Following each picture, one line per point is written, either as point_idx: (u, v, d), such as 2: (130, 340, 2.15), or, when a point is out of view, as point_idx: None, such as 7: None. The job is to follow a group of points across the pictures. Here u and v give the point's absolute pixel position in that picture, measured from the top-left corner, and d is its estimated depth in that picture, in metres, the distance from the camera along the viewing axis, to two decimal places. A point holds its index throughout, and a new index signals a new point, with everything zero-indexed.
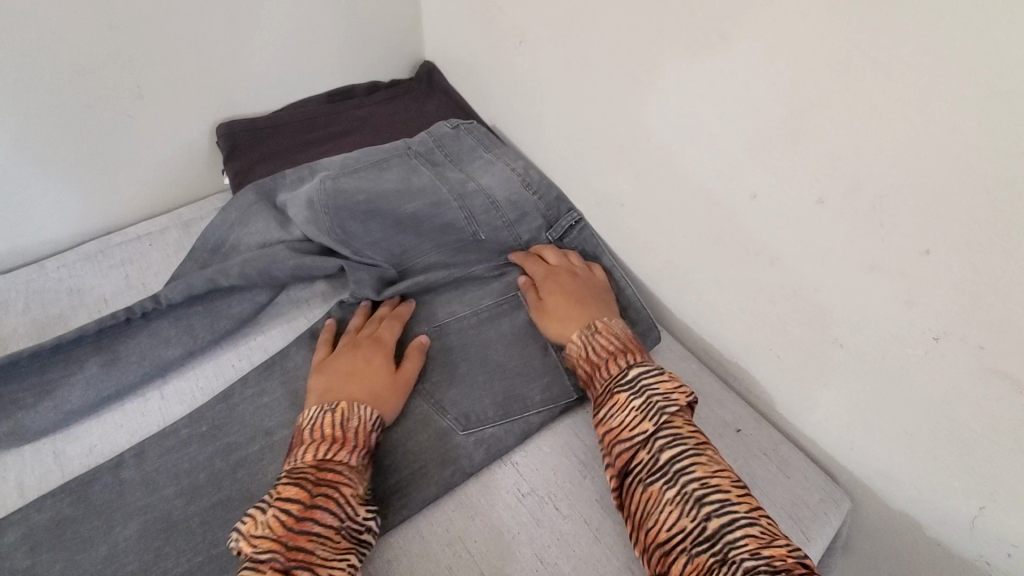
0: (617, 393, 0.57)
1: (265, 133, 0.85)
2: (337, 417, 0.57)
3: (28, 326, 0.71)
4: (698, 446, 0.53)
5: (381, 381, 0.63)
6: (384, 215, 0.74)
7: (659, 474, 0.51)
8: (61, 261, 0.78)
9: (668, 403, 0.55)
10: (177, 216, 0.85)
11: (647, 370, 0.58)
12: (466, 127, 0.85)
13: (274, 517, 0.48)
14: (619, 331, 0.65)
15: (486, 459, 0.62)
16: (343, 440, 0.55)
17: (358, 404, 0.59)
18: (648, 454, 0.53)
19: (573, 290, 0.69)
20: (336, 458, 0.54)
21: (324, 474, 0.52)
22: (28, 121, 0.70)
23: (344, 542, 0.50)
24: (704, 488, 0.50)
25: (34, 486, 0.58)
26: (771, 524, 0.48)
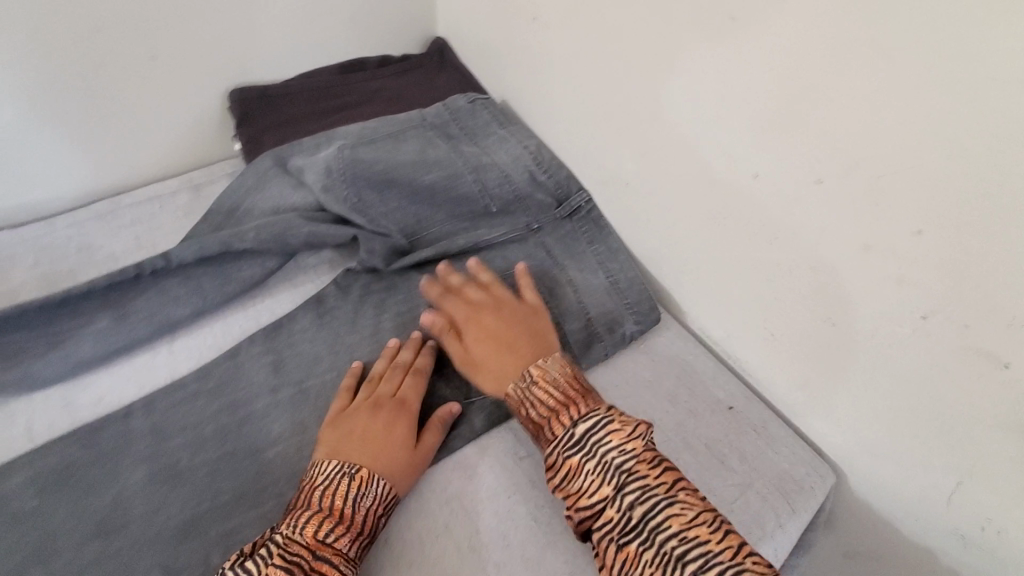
0: (568, 458, 0.54)
1: (277, 100, 0.86)
2: (352, 490, 0.53)
3: (38, 280, 0.72)
4: (669, 498, 0.50)
5: (401, 453, 0.58)
6: (400, 186, 0.75)
7: (632, 534, 0.50)
8: (71, 219, 0.78)
9: (623, 459, 0.52)
10: (186, 180, 0.86)
11: (596, 423, 0.54)
12: (481, 102, 0.85)
13: None
14: (556, 375, 0.60)
15: (486, 424, 0.65)
16: (349, 526, 0.51)
17: (376, 480, 0.54)
18: (618, 513, 0.51)
19: (501, 333, 0.66)
20: (335, 543, 0.50)
21: (318, 563, 0.48)
22: (42, 78, 0.71)
23: None
24: (682, 545, 0.48)
25: (44, 431, 0.60)
26: (756, 561, 0.47)
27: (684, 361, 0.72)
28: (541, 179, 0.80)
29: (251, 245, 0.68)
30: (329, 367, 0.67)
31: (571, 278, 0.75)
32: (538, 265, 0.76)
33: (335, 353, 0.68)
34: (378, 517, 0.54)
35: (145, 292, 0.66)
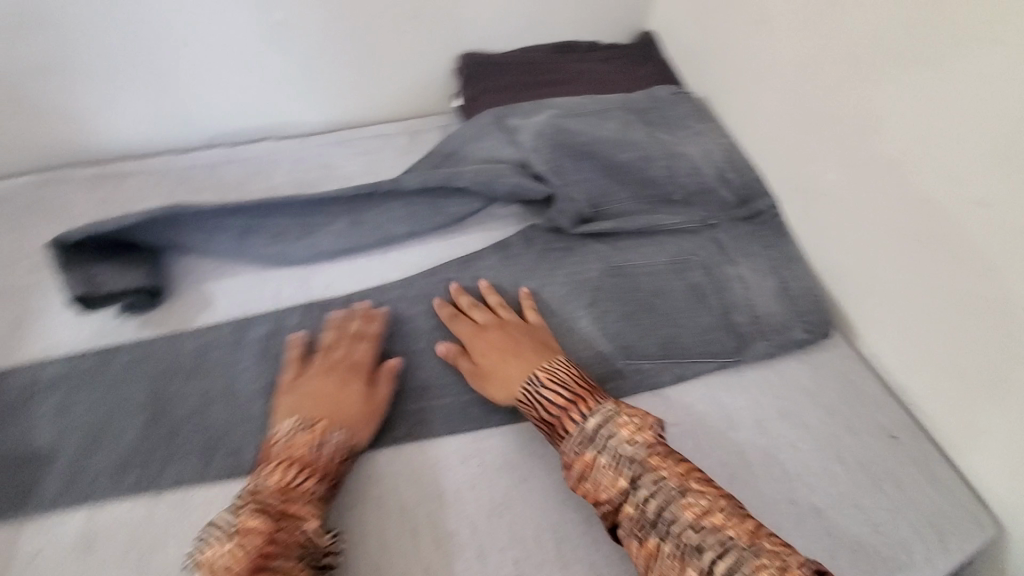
0: (584, 453, 0.57)
1: (498, 68, 0.96)
2: (310, 440, 0.58)
3: (292, 184, 0.91)
4: (681, 488, 0.53)
5: (357, 406, 0.62)
6: (598, 159, 0.81)
7: (651, 528, 0.52)
8: (320, 140, 0.96)
9: (634, 450, 0.55)
10: (407, 126, 1.00)
11: (605, 417, 0.58)
12: (684, 96, 0.89)
13: (235, 548, 0.49)
14: (561, 373, 0.63)
15: (641, 386, 0.68)
16: (314, 470, 0.56)
17: (335, 430, 0.59)
18: (636, 509, 0.53)
19: (507, 343, 0.67)
20: (302, 486, 0.55)
21: (287, 504, 0.53)
22: (331, 21, 0.88)
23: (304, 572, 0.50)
24: (699, 535, 0.50)
25: (288, 298, 0.75)
26: (776, 546, 0.49)
27: (845, 379, 0.71)
28: (730, 178, 0.83)
29: (466, 184, 0.78)
30: (509, 303, 0.76)
31: (741, 276, 0.78)
32: (708, 258, 0.80)
33: (515, 293, 0.77)
34: (339, 460, 0.59)
35: (374, 207, 0.79)
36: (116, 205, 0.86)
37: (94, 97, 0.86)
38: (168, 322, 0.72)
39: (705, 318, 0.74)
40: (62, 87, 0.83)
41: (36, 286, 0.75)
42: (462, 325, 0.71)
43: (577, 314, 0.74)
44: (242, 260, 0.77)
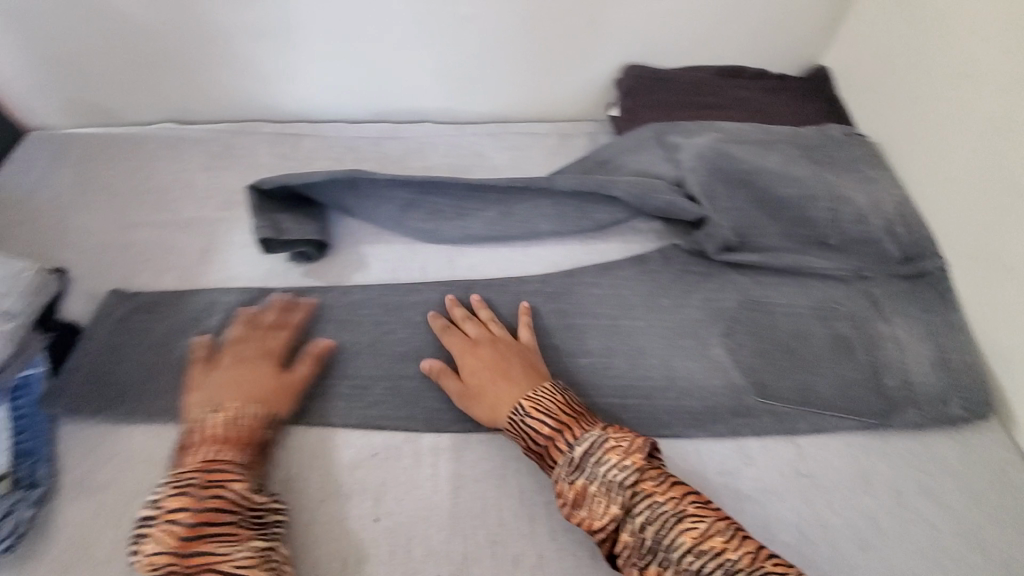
0: (574, 483, 0.55)
1: (659, 84, 0.96)
2: (222, 418, 0.58)
3: (446, 167, 0.96)
4: (677, 513, 0.52)
5: (266, 385, 0.63)
6: (756, 189, 0.79)
7: (650, 555, 0.51)
8: (476, 130, 1.01)
9: (624, 476, 0.54)
10: (557, 128, 1.03)
11: (592, 444, 0.56)
12: (857, 138, 0.86)
13: (168, 532, 0.50)
14: (550, 403, 0.60)
15: (774, 427, 0.68)
16: (229, 438, 0.57)
17: (247, 407, 0.60)
18: (632, 537, 0.52)
19: (496, 361, 0.66)
20: (221, 456, 0.56)
21: (210, 473, 0.54)
22: (514, 20, 0.92)
23: (245, 531, 0.52)
24: (697, 559, 0.50)
25: (434, 272, 0.80)
26: (776, 565, 0.49)
27: (998, 467, 0.67)
28: (897, 232, 0.79)
29: (619, 193, 0.79)
30: (642, 318, 0.76)
31: (894, 335, 0.74)
32: (858, 310, 0.76)
33: (649, 307, 0.77)
34: (255, 424, 0.60)
35: (524, 201, 0.82)
36: (292, 162, 0.94)
37: (289, 63, 0.95)
38: (328, 274, 0.79)
39: (850, 373, 0.71)
40: (266, 50, 0.93)
41: (223, 224, 0.85)
42: (451, 339, 0.70)
43: (710, 342, 0.73)
44: (397, 231, 0.83)
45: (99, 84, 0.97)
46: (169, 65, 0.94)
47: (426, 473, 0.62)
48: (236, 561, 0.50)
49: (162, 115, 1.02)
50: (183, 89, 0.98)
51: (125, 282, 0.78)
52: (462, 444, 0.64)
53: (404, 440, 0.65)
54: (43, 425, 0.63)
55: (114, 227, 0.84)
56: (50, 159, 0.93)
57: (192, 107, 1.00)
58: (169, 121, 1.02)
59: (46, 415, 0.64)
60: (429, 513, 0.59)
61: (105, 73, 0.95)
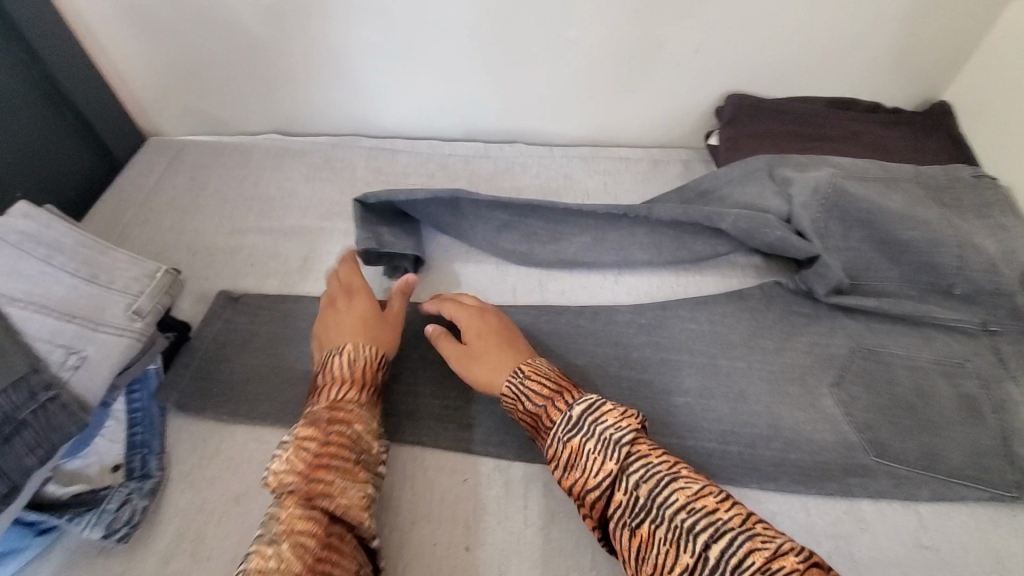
0: (570, 442, 0.54)
1: (764, 114, 0.93)
2: (346, 360, 0.61)
3: (537, 189, 0.96)
4: (672, 472, 0.51)
5: (375, 318, 0.67)
6: (875, 231, 0.74)
7: (643, 514, 0.49)
8: (567, 152, 1.01)
9: (620, 434, 0.53)
10: (650, 154, 1.01)
11: (591, 407, 0.55)
12: (989, 181, 0.79)
13: (297, 455, 0.52)
14: (548, 370, 0.61)
15: (893, 491, 0.62)
16: (355, 382, 0.60)
17: (365, 343, 0.63)
18: (626, 496, 0.51)
19: (499, 333, 0.66)
20: (346, 397, 0.58)
21: (337, 409, 0.57)
22: (618, 45, 0.91)
23: (363, 473, 0.54)
24: (689, 517, 0.47)
25: (525, 294, 0.80)
26: (768, 528, 0.47)
27: None
28: None
29: (725, 226, 0.76)
30: (742, 358, 0.72)
31: None
32: (988, 369, 0.70)
33: (750, 347, 0.73)
34: (375, 374, 0.62)
35: (620, 228, 0.80)
36: (387, 177, 0.97)
37: (392, 81, 0.98)
38: (424, 290, 0.80)
39: (980, 439, 0.65)
40: (372, 68, 0.96)
41: (322, 234, 0.88)
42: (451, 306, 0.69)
43: (819, 390, 0.69)
44: (489, 250, 0.83)
45: (216, 95, 1.03)
46: (282, 80, 0.99)
47: (519, 504, 0.61)
48: (353, 498, 0.52)
49: (269, 126, 1.07)
50: (291, 103, 1.03)
51: (231, 284, 0.81)
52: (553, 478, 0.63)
53: (494, 467, 0.63)
54: (155, 418, 0.66)
55: (224, 231, 0.88)
56: (168, 164, 1.00)
57: (298, 120, 1.05)
58: (275, 132, 1.07)
59: (158, 407, 0.67)
60: (524, 547, 0.58)
61: (222, 85, 1.01)
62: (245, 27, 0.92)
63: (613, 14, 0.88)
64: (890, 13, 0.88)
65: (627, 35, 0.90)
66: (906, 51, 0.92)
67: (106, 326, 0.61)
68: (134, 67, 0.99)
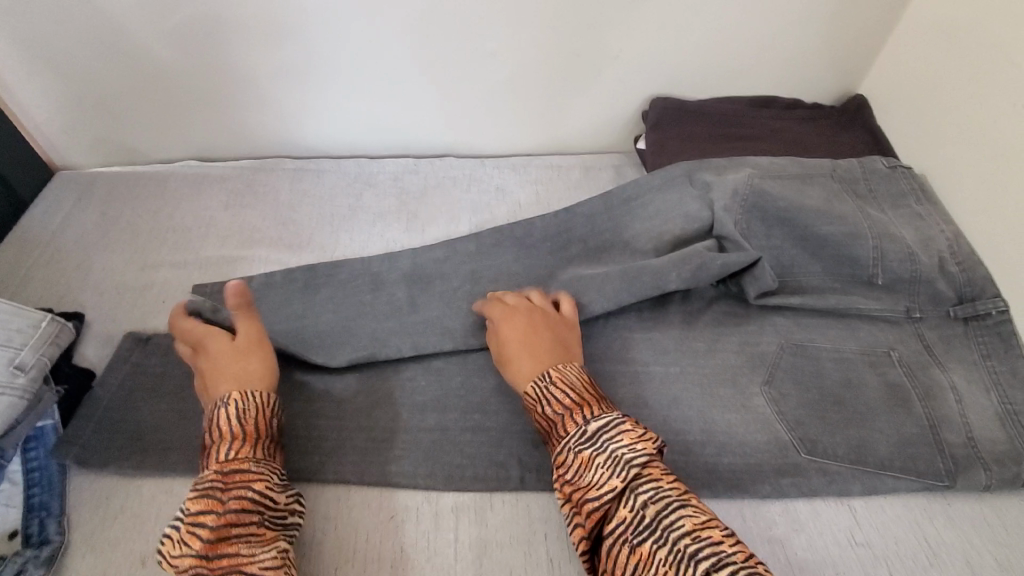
0: (581, 452, 0.53)
1: (688, 116, 0.94)
2: (230, 415, 0.55)
3: (468, 203, 0.94)
4: (681, 498, 0.49)
5: (255, 360, 0.62)
6: (795, 228, 0.74)
7: (647, 534, 0.47)
8: (497, 164, 1.00)
9: (634, 455, 0.51)
10: (582, 161, 1.00)
11: (612, 422, 0.54)
12: (903, 171, 0.81)
13: (190, 533, 0.49)
14: (575, 376, 0.59)
15: (827, 488, 0.62)
16: (246, 435, 0.55)
17: (254, 392, 0.58)
18: (630, 512, 0.49)
19: (537, 335, 0.64)
20: (238, 456, 0.53)
21: (230, 474, 0.52)
22: (540, 55, 0.90)
23: (269, 534, 0.51)
24: (694, 543, 0.45)
25: None
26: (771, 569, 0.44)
27: None
28: (950, 270, 0.73)
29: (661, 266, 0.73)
30: (674, 364, 0.71)
31: (955, 384, 0.68)
32: (912, 357, 0.71)
33: (682, 351, 0.72)
34: (269, 420, 0.58)
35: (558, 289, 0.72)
36: (312, 200, 0.93)
37: (313, 101, 0.95)
38: None
39: (907, 428, 0.65)
40: (290, 89, 0.93)
41: (242, 264, 0.84)
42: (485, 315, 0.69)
43: (751, 391, 0.69)
44: None
45: (126, 123, 0.97)
46: (196, 106, 0.95)
47: (448, 538, 0.58)
48: (262, 561, 0.49)
49: (187, 153, 1.02)
50: (208, 128, 0.98)
51: (141, 324, 0.76)
52: (484, 505, 0.60)
53: (423, 500, 0.61)
54: (54, 478, 0.61)
55: (136, 267, 0.83)
56: (77, 199, 0.94)
57: (217, 145, 1.01)
58: (194, 159, 1.02)
59: (58, 465, 0.62)
60: None
61: (133, 113, 0.96)
62: (150, 51, 0.88)
63: (532, 23, 0.87)
64: (800, 11, 0.89)
65: (548, 44, 0.89)
66: (819, 48, 0.94)
67: None
68: (34, 100, 0.93)
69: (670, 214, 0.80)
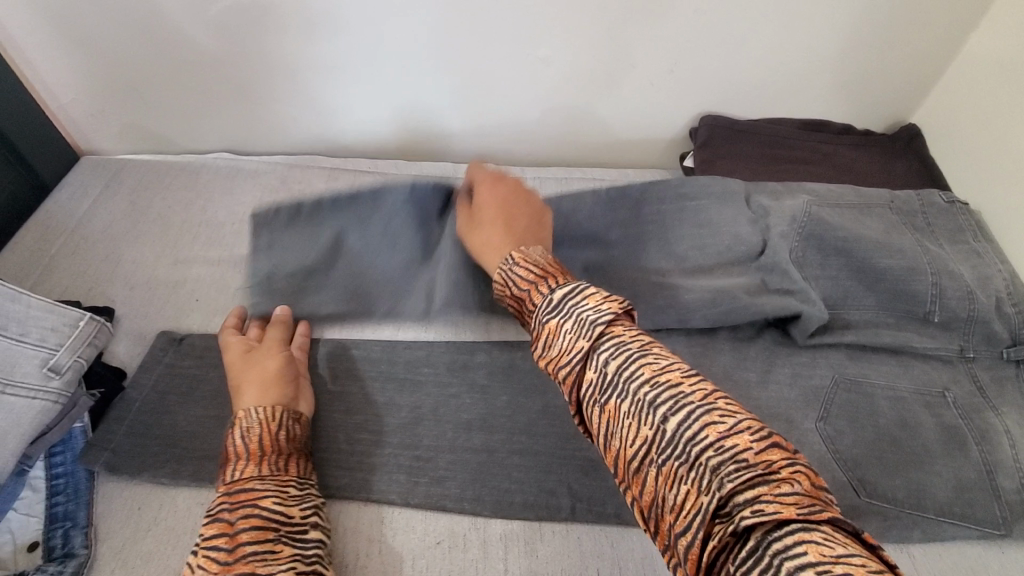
0: (545, 322, 0.47)
1: (739, 134, 0.92)
2: (235, 433, 0.55)
3: None
4: (644, 349, 0.43)
5: (257, 376, 0.61)
6: (853, 258, 0.72)
7: (610, 390, 0.42)
8: (538, 173, 0.97)
9: (597, 315, 0.45)
10: (624, 174, 0.98)
11: (577, 288, 0.48)
12: (959, 207, 0.79)
13: (203, 560, 0.46)
14: (539, 256, 0.56)
15: (882, 529, 0.61)
16: (251, 451, 0.54)
17: (256, 407, 0.57)
18: (595, 373, 0.43)
19: (511, 223, 0.62)
20: (243, 475, 0.53)
21: (237, 493, 0.51)
22: (592, 66, 0.88)
23: (287, 548, 0.48)
24: (653, 390, 0.40)
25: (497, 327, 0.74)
26: (732, 404, 0.39)
27: None
28: (1006, 311, 0.71)
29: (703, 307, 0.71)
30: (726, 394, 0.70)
31: (1011, 430, 0.65)
32: (967, 398, 0.68)
33: (733, 381, 0.71)
34: (278, 431, 0.56)
35: None
36: None
37: (353, 99, 0.92)
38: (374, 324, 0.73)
39: (966, 474, 0.63)
40: (333, 86, 0.90)
41: None
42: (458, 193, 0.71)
43: (805, 427, 0.67)
44: None
45: (158, 110, 0.94)
46: (232, 98, 0.92)
47: (498, 568, 0.56)
48: None
49: (220, 145, 0.99)
50: (243, 119, 0.95)
51: (173, 322, 0.73)
52: (534, 535, 0.58)
53: (470, 525, 0.58)
54: (80, 485, 0.58)
55: (167, 262, 0.80)
56: (104, 186, 0.90)
57: (251, 137, 0.98)
58: (226, 151, 0.99)
59: (85, 471, 0.59)
60: None
61: (165, 100, 0.92)
62: (189, 38, 0.84)
63: (585, 31, 0.84)
64: (860, 36, 0.87)
65: (600, 55, 0.87)
66: (872, 74, 0.92)
67: (18, 386, 0.57)
68: (62, 80, 0.89)
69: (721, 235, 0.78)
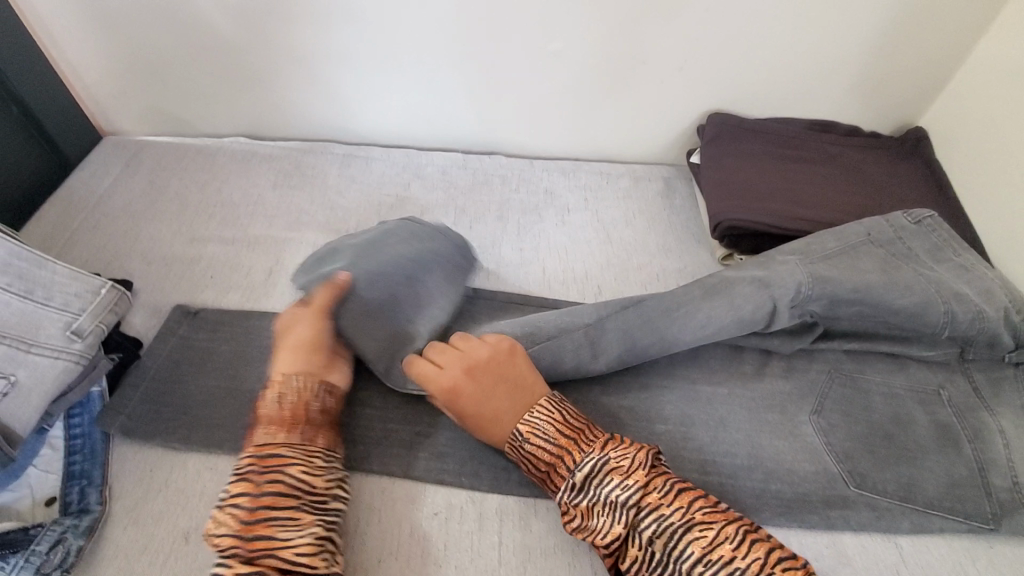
0: (578, 504, 0.53)
1: (748, 133, 0.93)
2: (271, 397, 0.56)
3: (518, 203, 0.94)
4: (685, 521, 0.49)
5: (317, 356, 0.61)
6: (863, 306, 0.68)
7: (660, 566, 0.49)
8: (547, 168, 0.99)
9: (626, 494, 0.51)
10: (632, 170, 1.00)
11: (599, 465, 0.53)
12: (930, 223, 0.76)
13: (229, 514, 0.49)
14: (546, 422, 0.56)
15: (874, 521, 0.62)
16: (285, 419, 0.55)
17: (296, 377, 0.58)
18: (640, 551, 0.50)
19: (494, 385, 0.58)
20: (275, 440, 0.54)
21: (266, 458, 0.52)
22: (603, 61, 0.90)
23: (307, 518, 0.50)
24: (707, 568, 0.47)
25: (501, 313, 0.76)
26: (784, 561, 0.47)
27: None
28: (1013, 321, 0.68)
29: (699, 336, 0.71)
30: (722, 385, 0.71)
31: (1004, 429, 0.66)
32: (962, 398, 0.69)
33: (730, 373, 0.72)
34: (313, 403, 0.57)
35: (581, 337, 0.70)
36: (361, 186, 0.93)
37: (367, 88, 0.94)
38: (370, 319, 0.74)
39: (957, 470, 0.64)
40: (349, 75, 0.92)
41: (288, 245, 0.83)
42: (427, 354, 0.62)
43: (798, 419, 0.69)
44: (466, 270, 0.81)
45: (178, 94, 0.97)
46: (250, 84, 0.94)
47: (492, 540, 0.57)
48: (296, 548, 0.48)
49: (237, 129, 1.02)
50: (260, 105, 0.98)
51: (188, 297, 0.76)
52: (529, 511, 0.60)
53: (467, 499, 0.60)
54: (97, 446, 0.61)
55: (183, 239, 0.83)
56: (125, 165, 0.94)
57: (267, 123, 1.00)
58: (243, 135, 1.02)
59: (101, 433, 0.62)
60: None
61: (186, 84, 0.95)
62: (211, 24, 0.87)
63: (596, 25, 0.86)
64: (870, 40, 0.88)
65: (612, 51, 0.88)
66: (882, 78, 0.93)
67: (41, 346, 0.59)
68: (88, 60, 0.92)
69: (720, 321, 0.66)
